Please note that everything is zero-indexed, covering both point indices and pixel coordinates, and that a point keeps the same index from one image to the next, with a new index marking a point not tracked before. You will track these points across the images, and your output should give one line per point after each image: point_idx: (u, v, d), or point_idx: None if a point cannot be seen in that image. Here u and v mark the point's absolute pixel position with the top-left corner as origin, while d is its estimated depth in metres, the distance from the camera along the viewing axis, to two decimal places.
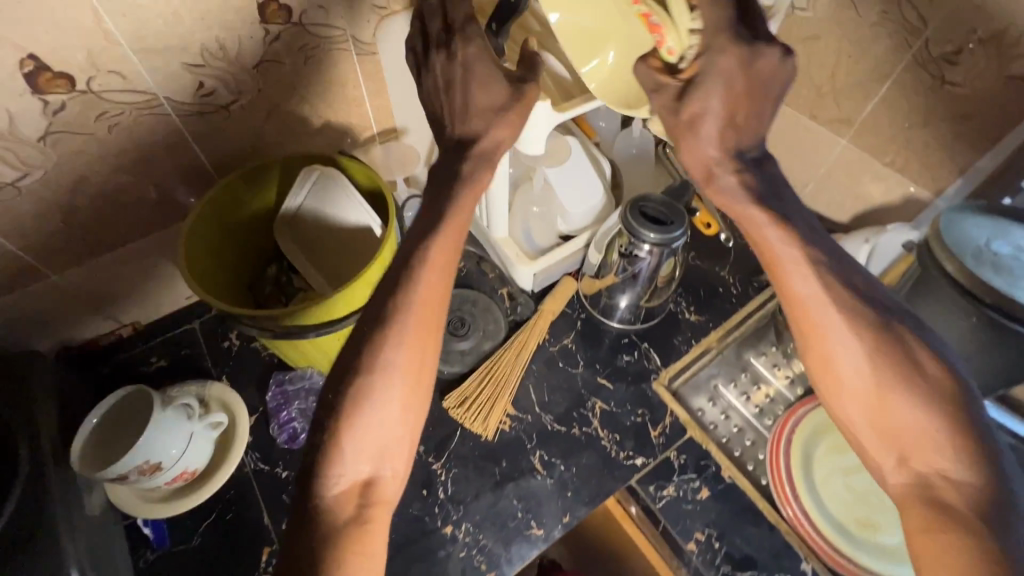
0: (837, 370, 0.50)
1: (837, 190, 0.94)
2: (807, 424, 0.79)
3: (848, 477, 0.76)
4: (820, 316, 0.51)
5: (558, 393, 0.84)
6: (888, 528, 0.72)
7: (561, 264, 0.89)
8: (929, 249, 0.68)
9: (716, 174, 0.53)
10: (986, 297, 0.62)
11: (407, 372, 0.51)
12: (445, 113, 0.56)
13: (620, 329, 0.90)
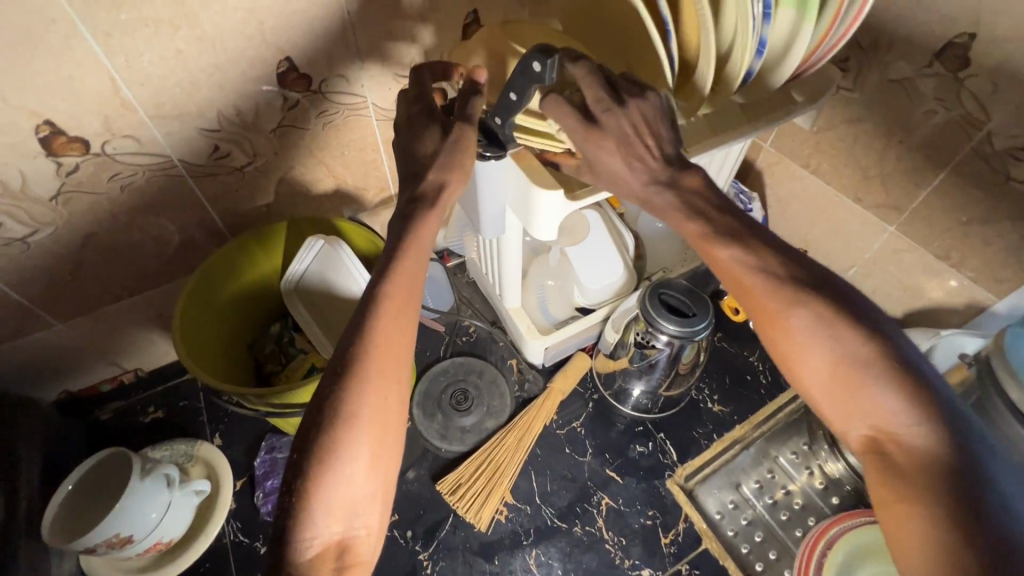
0: (785, 340, 0.46)
1: (883, 279, 0.86)
2: (841, 550, 0.68)
3: None
4: (755, 289, 0.47)
5: (562, 484, 0.78)
6: None
7: (574, 339, 0.83)
8: None
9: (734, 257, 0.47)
10: None
11: (376, 420, 0.45)
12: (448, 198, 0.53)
13: (634, 415, 0.83)
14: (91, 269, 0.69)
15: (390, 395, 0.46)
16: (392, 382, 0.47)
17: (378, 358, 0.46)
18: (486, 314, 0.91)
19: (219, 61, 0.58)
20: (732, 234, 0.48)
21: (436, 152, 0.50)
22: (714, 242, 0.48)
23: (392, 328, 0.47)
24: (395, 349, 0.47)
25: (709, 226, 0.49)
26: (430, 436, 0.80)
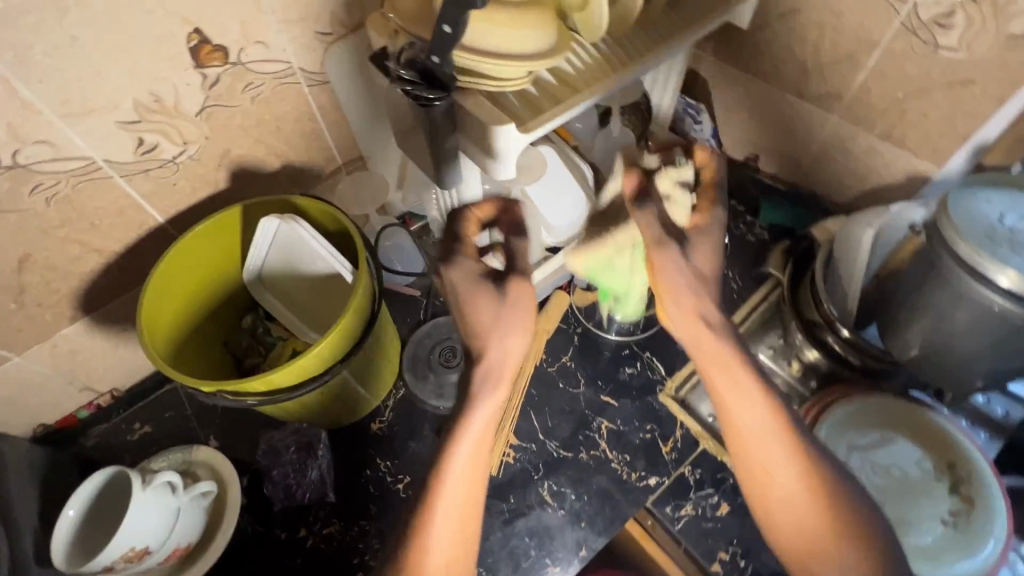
0: (768, 474, 0.60)
1: (831, 170, 0.88)
2: (824, 428, 0.74)
3: (872, 474, 0.73)
4: (749, 428, 0.61)
5: (561, 416, 0.81)
6: (920, 526, 0.69)
7: (549, 279, 0.86)
8: (938, 226, 0.62)
9: (750, 412, 0.61)
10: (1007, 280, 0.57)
11: (458, 531, 0.58)
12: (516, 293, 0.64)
13: (619, 341, 0.85)
14: (36, 293, 0.65)
15: (470, 508, 0.59)
16: (473, 497, 0.59)
17: (467, 482, 0.59)
18: None
19: (122, 42, 0.54)
20: (756, 399, 0.62)
21: (489, 309, 0.62)
22: (733, 393, 0.62)
23: (474, 464, 0.59)
24: (476, 479, 0.60)
25: (732, 374, 0.63)
26: (427, 396, 0.82)
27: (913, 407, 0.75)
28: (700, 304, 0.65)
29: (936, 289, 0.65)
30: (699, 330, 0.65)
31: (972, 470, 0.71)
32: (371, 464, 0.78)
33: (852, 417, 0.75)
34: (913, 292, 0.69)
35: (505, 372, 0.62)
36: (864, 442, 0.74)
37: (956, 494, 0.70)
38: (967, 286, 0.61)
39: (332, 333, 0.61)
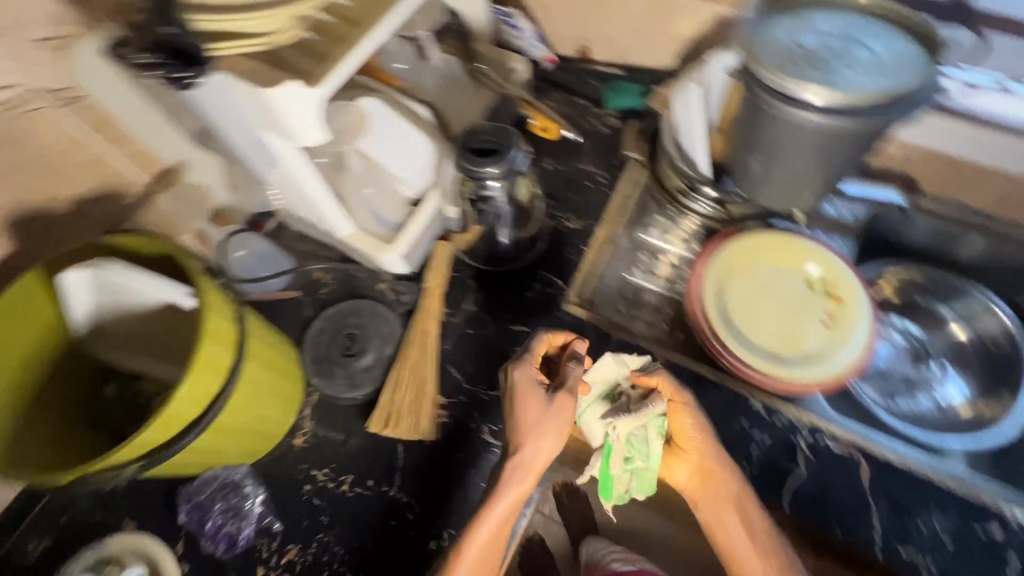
0: (737, 550, 0.66)
1: (654, 41, 0.90)
2: (711, 281, 0.80)
3: (761, 308, 0.79)
4: (733, 535, 0.66)
5: (479, 360, 0.80)
6: (808, 337, 0.77)
7: (424, 232, 0.81)
8: (751, 70, 0.64)
9: (739, 500, 0.67)
10: (816, 99, 0.61)
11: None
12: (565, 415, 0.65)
13: (512, 269, 0.86)
14: None
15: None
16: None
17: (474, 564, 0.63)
18: (332, 253, 0.86)
19: None
20: (740, 494, 0.67)
21: (536, 409, 0.65)
22: (720, 483, 0.67)
23: (486, 546, 0.64)
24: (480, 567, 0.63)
25: (735, 503, 0.67)
26: (340, 391, 0.78)
27: (780, 234, 0.82)
28: (707, 451, 0.68)
29: (762, 126, 0.68)
30: (714, 472, 0.67)
31: (836, 272, 0.80)
32: (308, 478, 0.74)
33: (731, 262, 0.81)
34: (747, 134, 0.72)
35: (534, 460, 0.64)
36: (746, 280, 0.81)
37: (828, 297, 0.79)
38: (785, 114, 0.64)
39: (195, 365, 0.55)
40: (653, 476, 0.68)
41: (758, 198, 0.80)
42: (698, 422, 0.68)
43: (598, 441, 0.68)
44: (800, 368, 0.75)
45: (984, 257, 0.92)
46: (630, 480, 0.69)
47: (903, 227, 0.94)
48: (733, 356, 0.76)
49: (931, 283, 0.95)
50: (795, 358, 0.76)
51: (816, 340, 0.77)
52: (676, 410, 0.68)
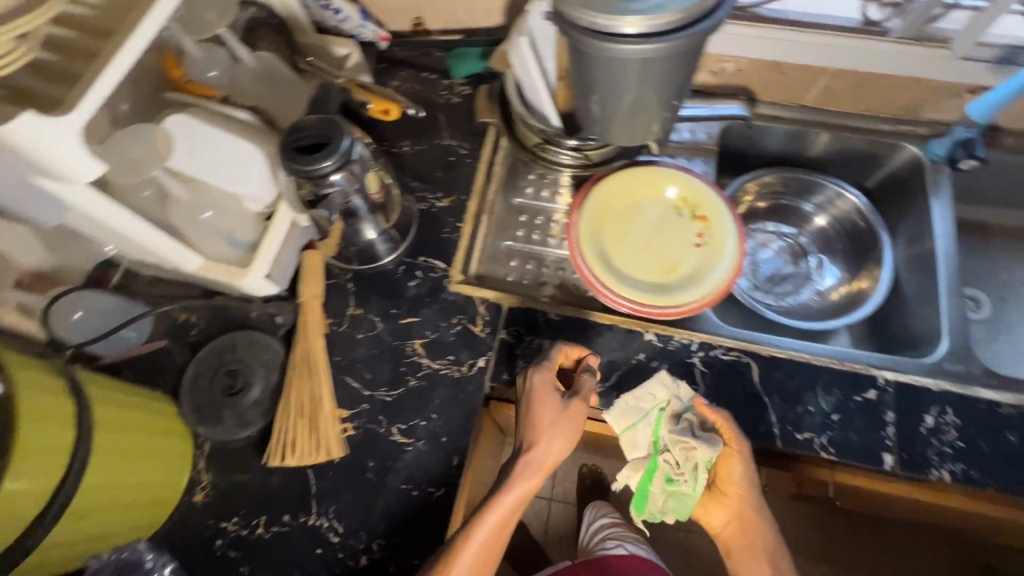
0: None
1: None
2: (585, 227, 0.81)
3: (639, 243, 0.81)
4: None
5: (374, 363, 0.77)
6: (685, 261, 0.80)
7: (286, 245, 0.77)
8: (563, 13, 0.63)
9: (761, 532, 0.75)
10: (630, 27, 0.61)
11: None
12: (574, 419, 0.69)
13: (389, 263, 0.82)
14: None
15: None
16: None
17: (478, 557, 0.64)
18: (196, 287, 0.81)
19: None
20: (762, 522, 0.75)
21: (551, 412, 0.68)
22: (745, 508, 0.75)
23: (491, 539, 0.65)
24: (484, 560, 0.64)
25: (758, 529, 0.75)
26: (231, 433, 0.72)
27: (641, 168, 0.84)
28: (748, 502, 0.74)
29: (588, 67, 0.67)
30: (749, 521, 0.75)
31: (699, 193, 0.83)
32: (219, 531, 0.69)
33: (601, 206, 0.83)
34: (579, 79, 0.71)
35: (547, 456, 0.68)
36: (618, 220, 0.83)
37: (696, 219, 0.82)
38: (604, 49, 0.63)
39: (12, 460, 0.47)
40: (692, 503, 0.72)
41: (609, 140, 0.80)
42: (746, 473, 0.72)
43: (644, 455, 0.71)
44: (683, 292, 0.77)
45: (830, 148, 0.99)
46: (666, 500, 0.72)
47: (753, 135, 1.00)
48: (618, 295, 0.77)
49: (786, 184, 1.03)
50: (676, 283, 0.78)
51: (693, 262, 0.80)
52: (729, 452, 0.71)
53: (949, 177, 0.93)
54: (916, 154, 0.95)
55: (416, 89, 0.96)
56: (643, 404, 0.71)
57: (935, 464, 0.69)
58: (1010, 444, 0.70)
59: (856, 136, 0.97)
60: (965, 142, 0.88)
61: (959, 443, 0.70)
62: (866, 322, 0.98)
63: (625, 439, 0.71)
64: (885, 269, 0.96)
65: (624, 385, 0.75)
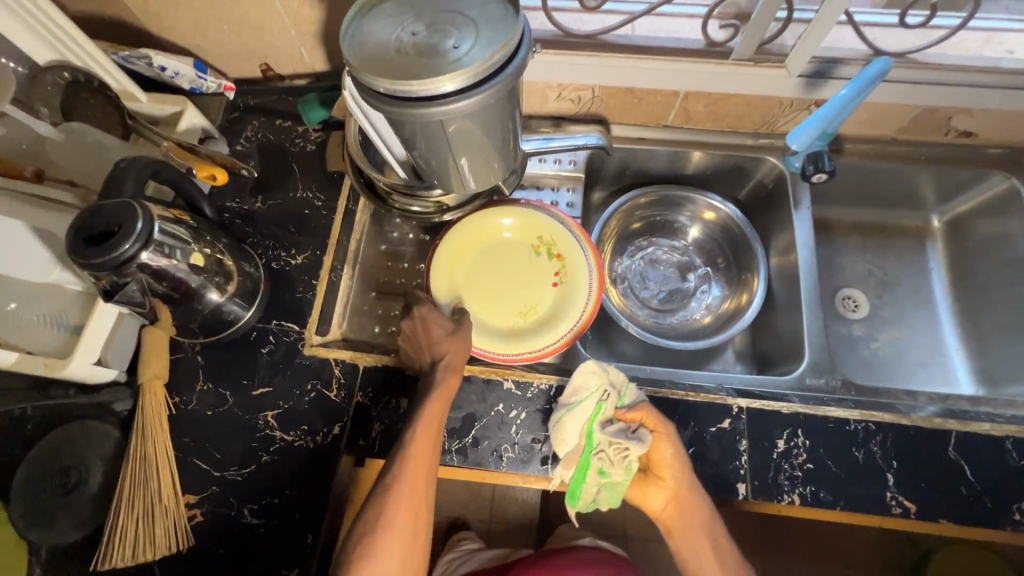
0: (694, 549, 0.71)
1: (321, 43, 0.86)
2: (441, 277, 0.81)
3: (499, 288, 0.82)
4: (703, 548, 0.71)
5: (224, 441, 0.74)
6: (544, 304, 0.80)
7: (117, 327, 0.72)
8: (366, 81, 0.59)
9: (701, 508, 0.70)
10: (444, 84, 0.57)
11: (406, 528, 0.63)
12: (461, 339, 0.72)
13: (240, 329, 0.78)
14: None
15: (424, 486, 0.64)
16: (424, 490, 0.64)
17: (424, 459, 0.65)
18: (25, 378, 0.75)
19: None
20: (701, 497, 0.69)
21: (441, 327, 0.72)
22: (681, 484, 0.69)
23: (430, 444, 0.65)
24: (430, 462, 0.65)
25: (699, 506, 0.69)
26: (67, 535, 0.68)
27: (497, 209, 0.84)
28: (686, 482, 0.69)
29: (429, 135, 0.63)
30: (687, 502, 0.70)
31: (555, 231, 0.83)
32: None
33: (459, 250, 0.83)
34: (422, 148, 0.67)
35: (456, 360, 0.70)
36: (477, 264, 0.83)
37: (552, 258, 0.83)
38: (441, 113, 0.59)
39: None
40: (621, 491, 0.73)
41: (469, 186, 0.77)
42: (680, 456, 0.69)
43: (576, 448, 0.70)
44: (538, 336, 0.77)
45: (701, 163, 1.00)
46: (597, 489, 0.72)
47: (622, 157, 1.00)
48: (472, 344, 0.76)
49: (663, 201, 1.04)
50: (533, 326, 0.79)
51: (549, 302, 0.80)
52: (659, 439, 0.70)
53: (807, 186, 0.95)
54: (778, 167, 0.96)
55: (268, 138, 0.92)
56: (577, 397, 0.71)
57: (786, 488, 0.70)
58: (856, 461, 0.71)
59: (721, 152, 0.97)
60: (814, 156, 0.89)
61: (808, 465, 0.71)
62: (747, 334, 0.99)
63: (556, 433, 0.70)
64: (759, 281, 0.96)
65: (482, 440, 0.73)
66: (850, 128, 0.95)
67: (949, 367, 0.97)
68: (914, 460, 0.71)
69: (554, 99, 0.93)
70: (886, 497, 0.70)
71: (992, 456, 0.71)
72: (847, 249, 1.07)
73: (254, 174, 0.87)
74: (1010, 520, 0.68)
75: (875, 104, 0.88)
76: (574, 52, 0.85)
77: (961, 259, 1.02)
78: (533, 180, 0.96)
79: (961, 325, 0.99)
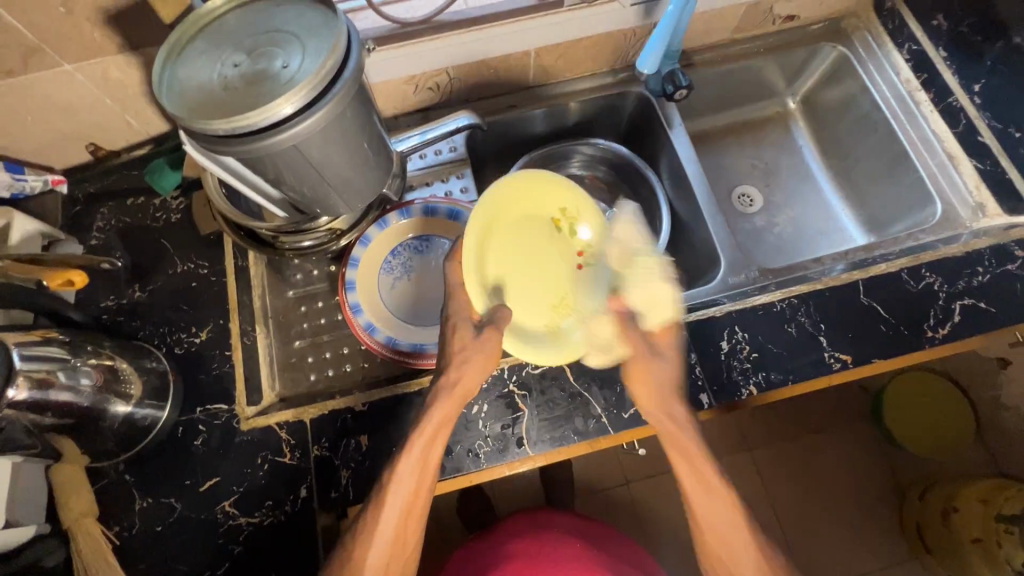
0: (701, 502, 0.65)
1: (148, 103, 0.79)
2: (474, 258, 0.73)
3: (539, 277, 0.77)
4: (711, 500, 0.65)
5: (187, 550, 0.67)
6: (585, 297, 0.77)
7: (20, 482, 0.64)
8: (202, 131, 0.54)
9: (694, 446, 0.67)
10: (287, 107, 0.53)
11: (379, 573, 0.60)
12: (491, 357, 0.68)
13: (163, 429, 0.71)
14: None
15: (416, 511, 0.62)
16: (414, 516, 0.63)
17: (411, 485, 0.62)
18: None
19: None
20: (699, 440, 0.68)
21: (464, 341, 0.68)
22: (674, 421, 0.68)
23: (421, 472, 0.63)
24: (419, 487, 0.62)
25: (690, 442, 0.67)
26: None
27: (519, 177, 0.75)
28: (680, 418, 0.68)
29: (291, 164, 0.60)
30: (683, 437, 0.67)
31: (581, 204, 0.77)
32: None
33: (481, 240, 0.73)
34: (290, 179, 0.63)
35: (459, 382, 0.67)
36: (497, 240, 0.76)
37: (575, 235, 0.79)
38: (296, 136, 0.55)
39: None
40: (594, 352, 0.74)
41: (358, 203, 0.74)
42: (681, 402, 0.69)
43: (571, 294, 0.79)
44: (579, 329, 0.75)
45: (573, 113, 1.02)
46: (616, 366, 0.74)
47: (499, 129, 1.00)
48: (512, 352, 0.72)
49: (553, 159, 1.04)
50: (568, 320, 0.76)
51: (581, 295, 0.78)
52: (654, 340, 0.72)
53: (673, 106, 0.99)
54: (643, 95, 1.00)
55: (124, 222, 0.84)
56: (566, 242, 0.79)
57: (742, 383, 0.75)
58: (791, 335, 0.77)
59: (588, 96, 0.99)
60: (670, 75, 0.92)
61: (754, 354, 0.76)
62: (666, 257, 1.03)
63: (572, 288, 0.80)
64: (662, 206, 0.98)
65: (454, 446, 0.71)
66: (693, 41, 1.00)
67: (841, 227, 1.07)
68: (836, 318, 0.78)
69: (413, 92, 0.91)
70: (824, 358, 0.76)
71: (894, 290, 0.79)
72: (727, 151, 1.14)
73: (120, 264, 0.80)
74: (926, 339, 0.76)
75: (707, 12, 0.93)
76: (416, 39, 0.83)
77: (821, 130, 1.11)
78: (420, 178, 0.93)
79: (839, 188, 1.09)
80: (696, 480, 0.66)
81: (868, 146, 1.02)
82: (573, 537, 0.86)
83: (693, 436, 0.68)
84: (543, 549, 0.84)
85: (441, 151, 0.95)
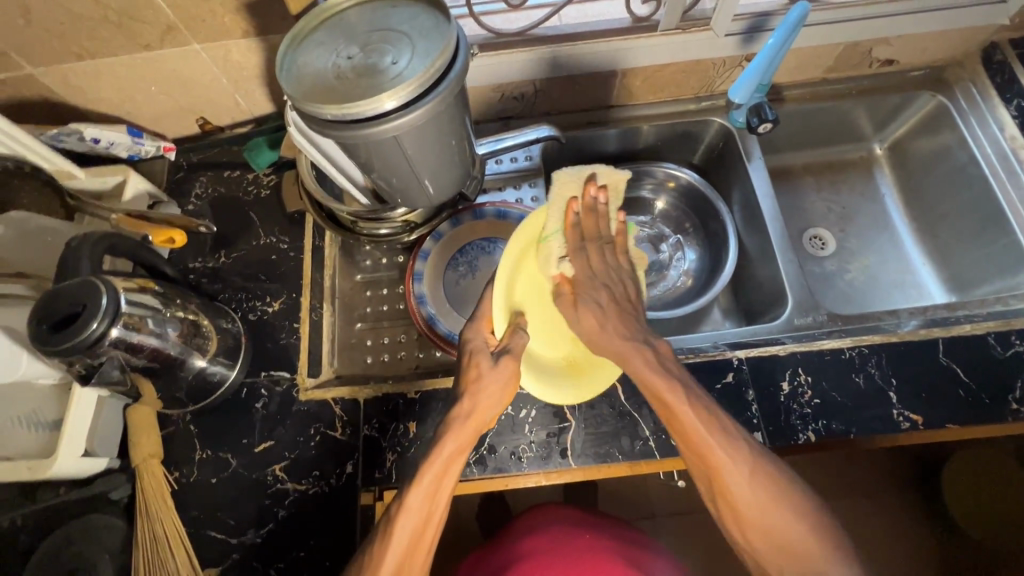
0: (717, 457, 0.60)
1: (260, 85, 0.85)
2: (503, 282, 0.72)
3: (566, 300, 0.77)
4: (720, 456, 0.60)
5: (237, 506, 0.71)
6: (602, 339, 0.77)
7: (100, 416, 0.68)
8: (310, 113, 0.58)
9: (680, 398, 0.62)
10: (392, 100, 0.56)
11: None
12: (504, 384, 0.65)
13: (229, 388, 0.75)
14: None
15: (423, 548, 0.57)
16: (420, 552, 0.57)
17: (424, 511, 0.58)
18: None
19: None
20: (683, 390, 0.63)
21: (486, 369, 0.65)
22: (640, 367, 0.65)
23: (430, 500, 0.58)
24: (430, 520, 0.58)
25: (678, 393, 0.63)
26: None
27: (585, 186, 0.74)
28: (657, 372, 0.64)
29: (385, 152, 0.63)
30: (659, 384, 0.63)
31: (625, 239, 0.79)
32: None
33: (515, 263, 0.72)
34: (380, 167, 0.66)
35: (475, 409, 0.63)
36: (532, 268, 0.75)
37: None
38: (395, 128, 0.58)
39: None
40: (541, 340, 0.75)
41: (436, 198, 0.76)
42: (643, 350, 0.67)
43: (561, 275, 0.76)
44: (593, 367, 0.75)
45: (652, 136, 1.02)
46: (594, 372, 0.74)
47: (576, 143, 1.01)
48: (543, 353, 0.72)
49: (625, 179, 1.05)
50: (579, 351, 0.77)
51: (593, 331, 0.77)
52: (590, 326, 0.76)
53: (755, 139, 0.98)
54: (724, 125, 0.99)
55: (220, 191, 0.90)
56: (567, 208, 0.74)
57: (800, 428, 0.72)
58: (858, 385, 0.74)
59: (669, 121, 1.00)
60: (756, 107, 0.91)
61: (816, 400, 0.73)
62: (728, 290, 1.01)
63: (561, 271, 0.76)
64: (730, 237, 0.97)
65: (497, 446, 0.72)
66: (785, 76, 0.99)
67: (920, 283, 1.01)
68: (909, 375, 0.74)
69: (499, 100, 0.94)
70: (892, 415, 0.72)
71: (977, 355, 0.75)
72: (803, 191, 1.11)
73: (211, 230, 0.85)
74: (1009, 413, 0.71)
75: (804, 48, 0.92)
76: (512, 50, 0.86)
77: (909, 178, 1.07)
78: (493, 184, 0.96)
79: (921, 240, 1.04)
80: (702, 433, 0.61)
81: (959, 201, 0.97)
82: (567, 534, 0.84)
83: (684, 390, 0.63)
84: (547, 548, 0.82)
85: (516, 159, 0.98)
